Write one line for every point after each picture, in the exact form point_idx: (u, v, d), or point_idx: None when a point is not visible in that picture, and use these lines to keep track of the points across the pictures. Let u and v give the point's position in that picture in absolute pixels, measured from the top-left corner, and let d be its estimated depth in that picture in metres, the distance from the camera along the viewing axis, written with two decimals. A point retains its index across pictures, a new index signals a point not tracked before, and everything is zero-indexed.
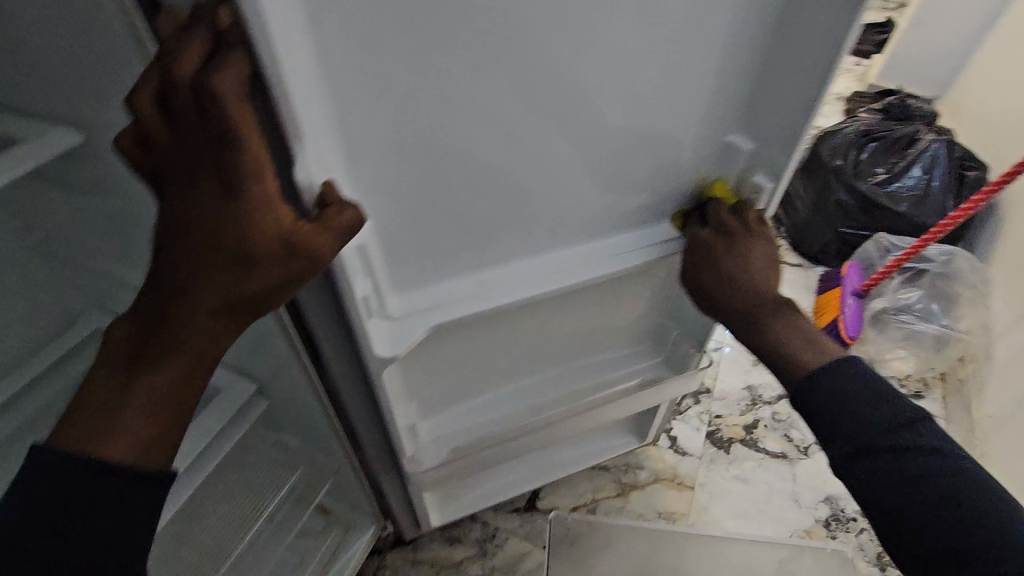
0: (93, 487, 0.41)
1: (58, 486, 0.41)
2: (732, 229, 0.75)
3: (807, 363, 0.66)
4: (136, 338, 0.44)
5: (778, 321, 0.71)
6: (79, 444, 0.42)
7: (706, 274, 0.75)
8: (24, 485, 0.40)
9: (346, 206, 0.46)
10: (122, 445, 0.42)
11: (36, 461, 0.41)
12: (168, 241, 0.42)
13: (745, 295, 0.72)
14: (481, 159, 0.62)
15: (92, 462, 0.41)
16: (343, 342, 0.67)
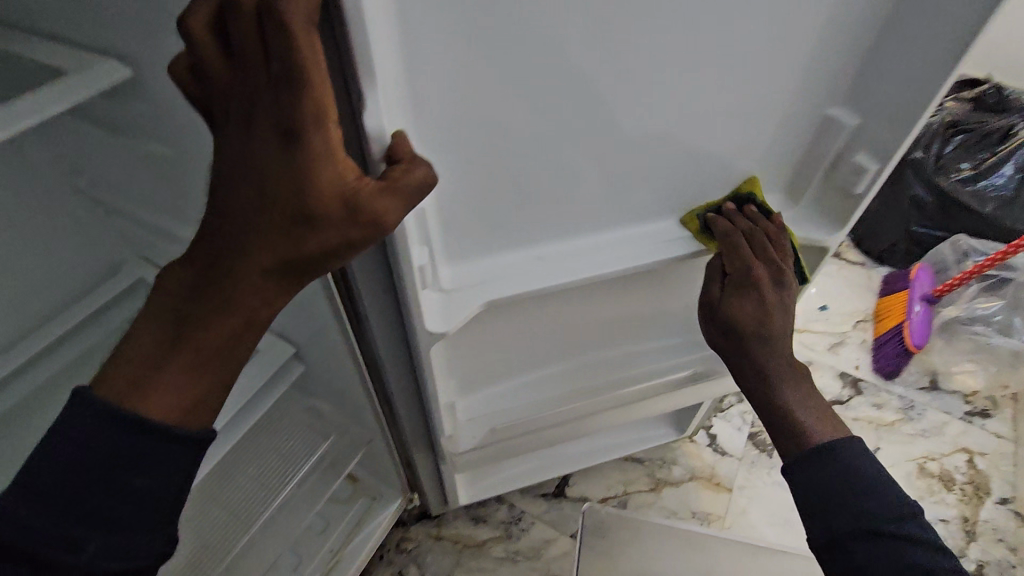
0: (132, 443, 0.38)
1: (98, 436, 0.38)
2: (783, 273, 0.68)
3: (815, 436, 0.64)
4: (183, 290, 0.39)
5: (791, 382, 0.68)
6: (120, 397, 0.38)
7: (737, 309, 0.68)
8: (63, 431, 0.37)
9: (415, 163, 0.41)
10: (160, 407, 0.38)
11: (78, 406, 0.38)
12: (223, 187, 0.37)
13: (770, 345, 0.67)
14: (557, 121, 0.56)
15: (133, 418, 0.38)
16: (389, 314, 0.63)
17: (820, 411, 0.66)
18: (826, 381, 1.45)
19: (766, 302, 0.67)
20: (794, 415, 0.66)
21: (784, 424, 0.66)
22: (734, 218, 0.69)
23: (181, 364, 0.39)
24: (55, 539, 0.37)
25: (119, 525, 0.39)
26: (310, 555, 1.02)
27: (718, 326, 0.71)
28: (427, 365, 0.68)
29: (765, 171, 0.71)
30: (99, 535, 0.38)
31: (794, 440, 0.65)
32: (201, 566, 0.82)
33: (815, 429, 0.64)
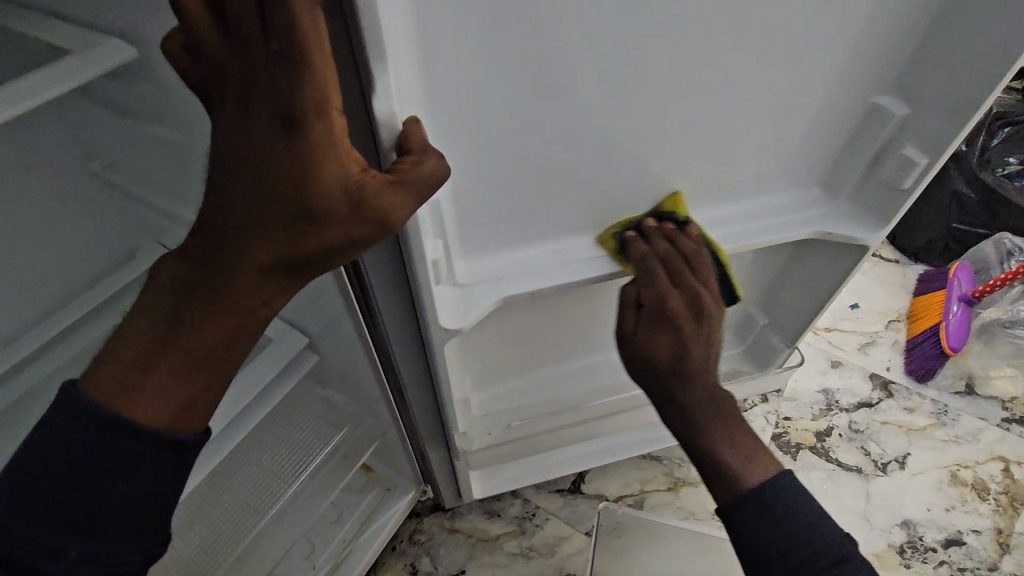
0: (114, 446, 0.37)
1: (78, 439, 0.36)
2: (700, 301, 0.61)
3: (747, 480, 0.56)
4: (174, 287, 0.37)
5: (719, 423, 0.59)
6: (106, 398, 0.37)
7: (655, 344, 0.61)
8: (44, 433, 0.37)
9: (427, 154, 0.39)
10: (153, 408, 0.37)
11: (59, 407, 0.37)
12: (218, 178, 0.35)
13: (692, 382, 0.59)
14: (581, 107, 0.52)
15: (119, 421, 0.36)
16: (402, 308, 0.61)
17: (752, 449, 0.58)
18: (855, 382, 1.40)
19: (685, 335, 0.60)
20: (722, 460, 0.57)
21: (712, 469, 0.58)
22: (648, 241, 0.63)
23: (171, 366, 0.37)
24: (35, 545, 0.36)
25: (103, 529, 0.37)
26: (323, 545, 1.02)
27: (637, 363, 0.63)
28: (440, 360, 0.66)
29: (801, 163, 0.66)
30: (79, 541, 0.37)
31: (722, 486, 0.57)
32: (209, 557, 0.82)
33: (746, 472, 0.57)
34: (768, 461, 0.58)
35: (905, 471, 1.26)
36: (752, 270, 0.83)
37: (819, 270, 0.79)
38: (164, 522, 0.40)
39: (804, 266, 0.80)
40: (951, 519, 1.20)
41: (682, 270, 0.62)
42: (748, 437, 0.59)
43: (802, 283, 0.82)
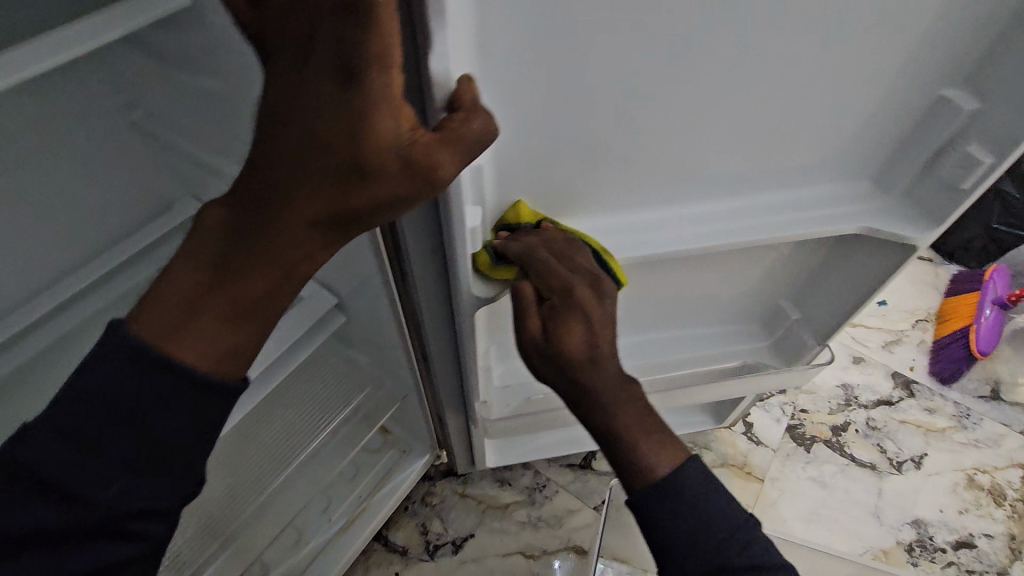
0: (161, 387, 0.38)
1: (127, 376, 0.37)
2: (601, 283, 0.57)
3: (656, 468, 0.52)
4: (224, 236, 0.38)
5: (632, 409, 0.54)
6: (154, 338, 0.38)
7: (561, 333, 0.54)
8: (93, 368, 0.37)
9: (475, 113, 0.38)
10: (201, 352, 0.38)
11: (109, 344, 0.37)
12: (273, 132, 0.35)
13: (598, 370, 0.54)
14: (634, 82, 0.51)
15: (168, 362, 0.37)
16: (434, 275, 0.61)
17: (661, 433, 0.54)
18: (876, 380, 1.38)
19: (590, 317, 0.55)
20: (630, 446, 0.53)
21: (623, 459, 0.53)
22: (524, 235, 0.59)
23: (218, 311, 0.38)
24: (84, 474, 0.37)
25: (146, 466, 0.38)
26: (339, 499, 1.05)
27: (538, 360, 0.57)
28: (467, 328, 0.67)
29: (854, 152, 0.64)
30: (126, 475, 0.38)
31: (633, 476, 0.53)
32: (236, 500, 0.87)
33: (654, 459, 0.52)
34: (677, 445, 0.54)
35: (921, 472, 1.25)
36: (788, 262, 0.81)
37: (856, 264, 0.77)
38: (202, 465, 0.41)
39: (842, 259, 0.79)
40: (964, 522, 1.19)
41: (569, 254, 0.58)
42: (654, 421, 0.54)
43: (840, 279, 0.80)
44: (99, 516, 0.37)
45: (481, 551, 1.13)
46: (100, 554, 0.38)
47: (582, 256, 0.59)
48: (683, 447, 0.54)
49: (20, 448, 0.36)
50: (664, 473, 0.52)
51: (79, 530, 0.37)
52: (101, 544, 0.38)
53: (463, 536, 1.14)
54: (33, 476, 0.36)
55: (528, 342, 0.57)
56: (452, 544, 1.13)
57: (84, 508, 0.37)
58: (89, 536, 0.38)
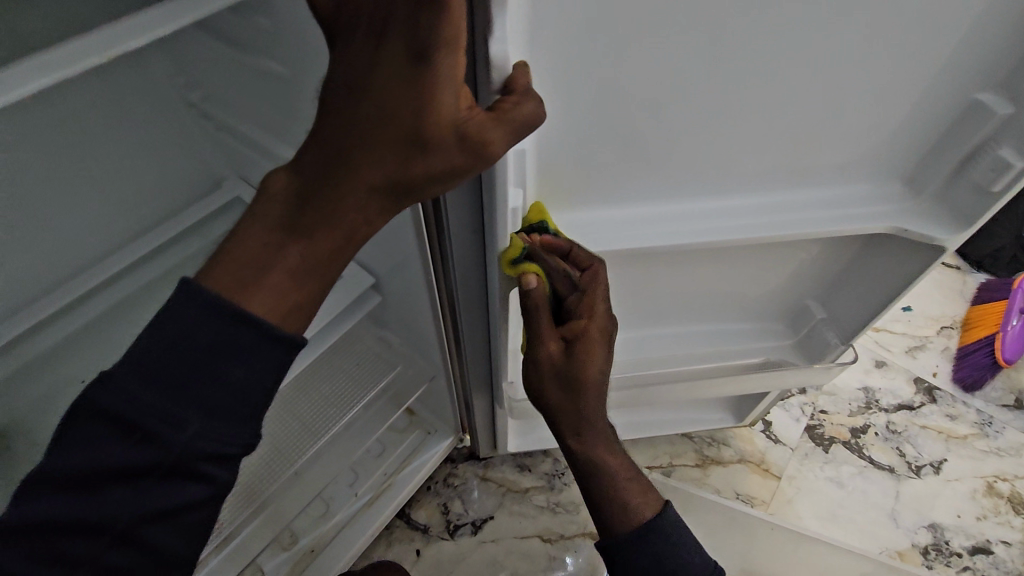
0: (232, 340, 0.42)
1: (201, 330, 0.41)
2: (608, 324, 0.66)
3: (642, 513, 0.65)
4: (292, 200, 0.42)
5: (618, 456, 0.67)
6: (227, 291, 0.42)
7: (579, 370, 0.63)
8: (167, 321, 0.41)
9: (526, 98, 0.42)
10: (269, 304, 0.42)
11: (179, 299, 0.41)
12: (343, 104, 0.39)
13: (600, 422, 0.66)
14: (677, 76, 0.54)
15: (239, 312, 0.41)
16: (472, 255, 0.65)
17: (640, 482, 0.67)
18: (898, 384, 1.38)
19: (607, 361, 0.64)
20: (621, 491, 0.66)
21: (614, 504, 0.65)
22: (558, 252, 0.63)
23: (285, 269, 0.42)
24: (162, 417, 0.41)
25: (216, 412, 0.42)
26: (366, 474, 1.10)
27: (550, 388, 0.65)
28: (500, 307, 0.70)
29: (884, 151, 0.66)
30: (199, 419, 0.42)
31: (622, 519, 0.65)
32: (271, 468, 0.92)
33: (641, 506, 0.66)
34: (653, 493, 0.68)
35: (939, 477, 1.25)
36: (815, 260, 0.83)
37: (884, 262, 0.79)
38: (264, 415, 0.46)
39: (872, 258, 0.80)
40: (982, 528, 1.19)
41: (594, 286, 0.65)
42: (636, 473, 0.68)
43: (869, 279, 0.82)
44: (178, 454, 0.42)
45: (501, 532, 1.16)
46: (179, 490, 0.43)
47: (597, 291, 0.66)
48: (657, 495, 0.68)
49: (101, 393, 0.40)
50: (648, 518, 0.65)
51: (160, 467, 0.42)
52: (178, 482, 0.43)
53: (483, 517, 1.18)
54: (118, 417, 0.40)
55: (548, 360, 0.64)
56: (472, 524, 1.17)
57: (164, 447, 0.41)
58: (168, 473, 0.43)
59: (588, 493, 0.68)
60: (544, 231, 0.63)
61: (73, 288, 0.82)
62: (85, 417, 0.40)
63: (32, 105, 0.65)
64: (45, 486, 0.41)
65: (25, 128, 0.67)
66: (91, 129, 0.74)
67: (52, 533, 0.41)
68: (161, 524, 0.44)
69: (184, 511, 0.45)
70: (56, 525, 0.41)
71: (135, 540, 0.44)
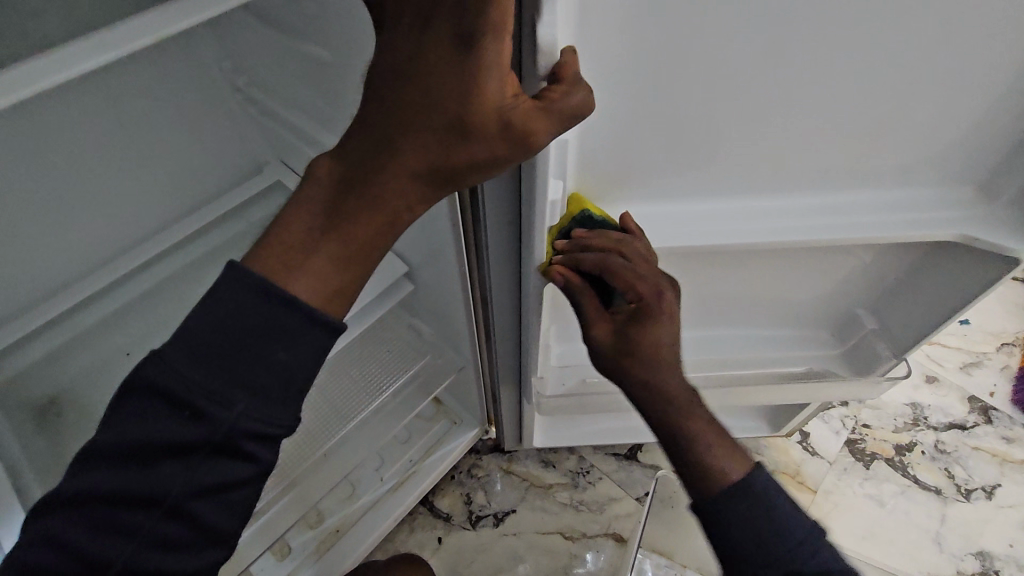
0: (281, 316, 0.40)
1: (250, 306, 0.39)
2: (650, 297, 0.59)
3: (725, 467, 0.55)
4: (337, 185, 0.40)
5: (699, 411, 0.57)
6: (273, 273, 0.40)
7: (628, 341, 0.59)
8: (216, 297, 0.39)
9: (576, 87, 0.40)
10: (306, 291, 0.40)
11: (230, 275, 0.40)
12: (388, 89, 0.38)
13: (672, 372, 0.58)
14: (733, 65, 0.51)
15: (282, 295, 0.39)
16: (507, 249, 0.63)
17: (727, 441, 0.57)
18: (950, 402, 1.30)
19: (655, 340, 0.58)
20: (704, 449, 0.56)
21: (690, 461, 0.56)
22: (593, 242, 0.60)
23: (329, 253, 0.40)
24: (210, 393, 0.39)
25: (265, 391, 0.40)
26: (392, 460, 1.11)
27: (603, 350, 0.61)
28: (533, 301, 0.68)
29: (953, 156, 0.61)
30: (246, 397, 0.39)
31: (706, 470, 0.55)
32: (298, 450, 0.95)
33: (724, 459, 0.55)
34: (748, 456, 0.57)
35: (992, 502, 1.17)
36: (867, 267, 0.78)
37: (947, 273, 0.73)
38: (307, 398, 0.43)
39: (934, 269, 0.75)
40: None
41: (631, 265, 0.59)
42: (724, 430, 0.58)
43: (929, 290, 0.76)
44: (224, 433, 0.39)
45: (522, 525, 1.15)
46: (224, 470, 0.40)
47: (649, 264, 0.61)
48: (751, 459, 0.57)
49: (154, 367, 0.39)
50: (738, 480, 0.54)
51: (206, 446, 0.39)
52: (224, 462, 0.40)
53: (504, 510, 1.17)
54: (165, 392, 0.38)
55: (598, 334, 0.61)
56: (494, 516, 1.16)
57: (210, 425, 0.39)
58: (215, 451, 0.40)
59: (668, 450, 0.58)
60: (588, 219, 0.61)
61: (119, 266, 0.85)
62: (138, 390, 0.39)
63: (81, 79, 0.67)
64: (95, 460, 0.39)
65: (75, 104, 0.69)
66: (140, 112, 0.76)
67: (102, 508, 0.39)
68: (208, 505, 0.41)
69: (230, 491, 0.41)
70: (105, 500, 0.39)
71: (185, 521, 0.41)
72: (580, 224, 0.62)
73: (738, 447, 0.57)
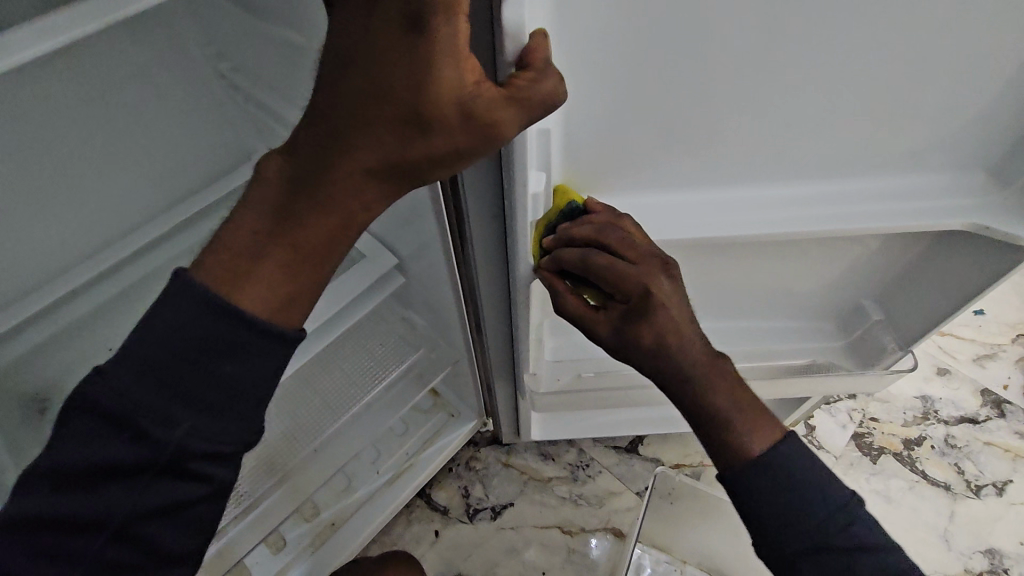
0: (227, 330, 0.38)
1: (194, 320, 0.37)
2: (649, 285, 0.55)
3: (752, 443, 0.53)
4: (286, 184, 0.38)
5: (723, 386, 0.55)
6: (219, 283, 0.38)
7: (635, 335, 0.57)
8: (161, 309, 0.37)
9: (546, 75, 0.37)
10: (257, 297, 0.38)
11: (173, 288, 0.38)
12: (336, 79, 0.35)
13: (688, 351, 0.55)
14: (726, 46, 0.48)
15: (226, 307, 0.37)
16: (493, 243, 0.60)
17: (754, 413, 0.55)
18: (961, 396, 1.27)
19: (660, 326, 0.55)
20: (724, 423, 0.54)
21: (718, 439, 0.55)
22: (578, 235, 0.58)
23: (279, 259, 0.38)
24: (154, 413, 0.37)
25: (214, 408, 0.39)
26: (388, 453, 1.09)
27: (608, 345, 0.60)
28: (523, 297, 0.66)
29: (967, 141, 0.57)
30: (192, 416, 0.38)
31: (734, 449, 0.54)
32: (292, 443, 0.95)
33: (750, 436, 0.54)
34: (774, 423, 0.55)
35: (1003, 499, 1.14)
36: (874, 257, 0.75)
37: (960, 265, 0.70)
38: (263, 411, 0.41)
39: (945, 259, 0.71)
40: None
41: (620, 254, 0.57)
42: (749, 397, 0.55)
43: (940, 283, 0.73)
44: (170, 453, 0.38)
45: (520, 519, 1.14)
46: (175, 490, 0.39)
47: (636, 250, 0.57)
48: (778, 425, 0.55)
49: (92, 388, 0.37)
50: (760, 453, 0.53)
51: (152, 466, 0.38)
52: (174, 481, 0.39)
53: (503, 503, 1.16)
54: (105, 414, 0.37)
55: (603, 331, 0.60)
56: (492, 510, 1.15)
57: (155, 446, 0.37)
58: (162, 471, 0.38)
59: (694, 428, 0.57)
60: (574, 211, 0.59)
61: (106, 258, 0.84)
62: (77, 413, 0.37)
63: (57, 69, 0.65)
64: (34, 484, 0.37)
65: (51, 94, 0.67)
66: (122, 101, 0.74)
67: (42, 534, 0.38)
68: (161, 526, 0.40)
69: (185, 509, 0.40)
70: (48, 527, 0.38)
71: (134, 542, 0.40)
72: (566, 217, 0.59)
73: (766, 415, 0.55)
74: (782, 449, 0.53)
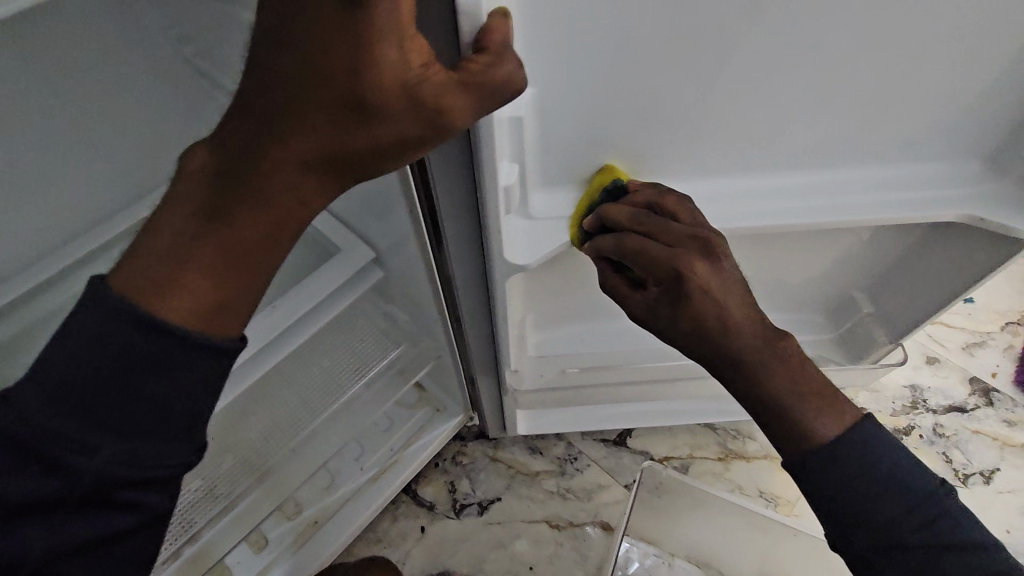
0: (152, 347, 0.36)
1: (115, 337, 0.35)
2: (687, 266, 0.47)
3: (823, 429, 0.48)
4: (216, 179, 0.35)
5: (786, 369, 0.48)
6: (139, 294, 0.35)
7: (677, 321, 0.49)
8: (77, 328, 0.35)
9: (502, 58, 0.36)
10: (182, 302, 0.36)
11: (93, 305, 0.35)
12: (268, 63, 0.32)
13: (739, 337, 0.48)
14: (704, 28, 0.45)
15: (149, 316, 0.35)
16: (467, 238, 0.58)
17: (823, 399, 0.49)
18: (951, 385, 1.26)
19: (697, 310, 0.48)
20: (784, 410, 0.49)
21: (778, 425, 0.49)
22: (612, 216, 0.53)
23: (208, 260, 0.36)
24: (72, 439, 0.35)
25: (141, 429, 0.37)
26: (372, 449, 1.06)
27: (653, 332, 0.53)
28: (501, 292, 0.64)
29: (961, 124, 0.55)
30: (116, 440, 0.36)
31: (797, 436, 0.49)
32: (271, 441, 0.93)
33: (818, 422, 0.48)
34: (846, 407, 0.49)
35: (990, 488, 1.14)
36: (863, 248, 0.73)
37: (951, 256, 0.68)
38: (197, 433, 0.39)
39: (934, 250, 0.70)
40: None
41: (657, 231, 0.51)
42: (818, 381, 0.49)
43: (931, 274, 0.71)
44: (91, 483, 0.35)
45: (507, 514, 1.13)
46: (100, 522, 0.37)
47: (672, 230, 0.50)
48: (847, 407, 0.49)
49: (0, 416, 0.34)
50: (830, 440, 0.48)
51: (72, 498, 0.35)
52: (98, 512, 0.37)
53: (490, 498, 1.15)
54: (15, 444, 0.34)
55: (642, 315, 0.52)
56: (478, 505, 1.14)
57: (73, 478, 0.35)
58: (85, 502, 0.36)
59: (750, 414, 0.52)
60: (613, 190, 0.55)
61: (70, 253, 0.81)
62: None
63: None
64: None
65: None
66: None
67: None
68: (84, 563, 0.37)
69: (112, 543, 0.38)
70: None
71: None
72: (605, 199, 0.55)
73: (835, 395, 0.49)
74: (853, 436, 0.48)
